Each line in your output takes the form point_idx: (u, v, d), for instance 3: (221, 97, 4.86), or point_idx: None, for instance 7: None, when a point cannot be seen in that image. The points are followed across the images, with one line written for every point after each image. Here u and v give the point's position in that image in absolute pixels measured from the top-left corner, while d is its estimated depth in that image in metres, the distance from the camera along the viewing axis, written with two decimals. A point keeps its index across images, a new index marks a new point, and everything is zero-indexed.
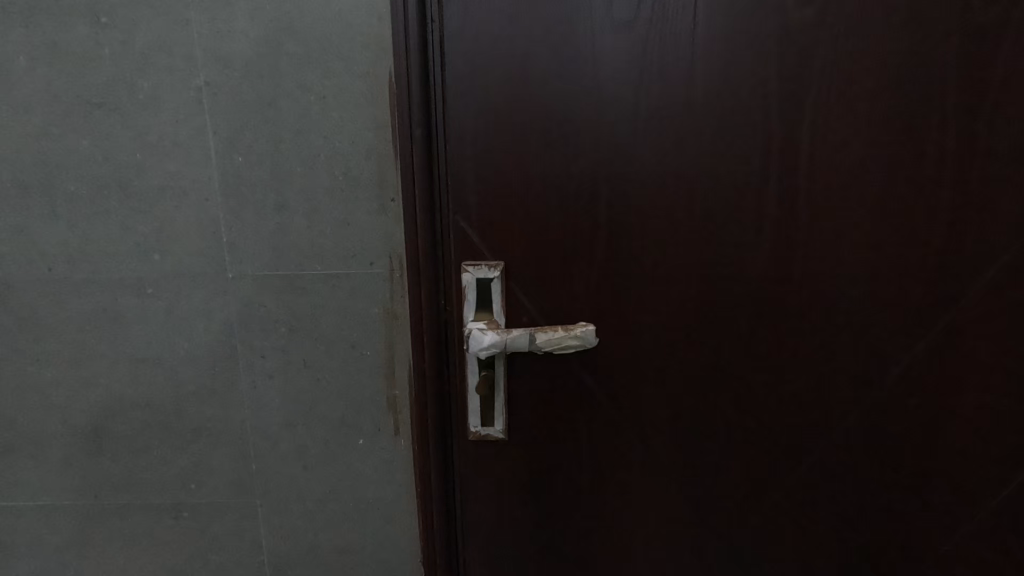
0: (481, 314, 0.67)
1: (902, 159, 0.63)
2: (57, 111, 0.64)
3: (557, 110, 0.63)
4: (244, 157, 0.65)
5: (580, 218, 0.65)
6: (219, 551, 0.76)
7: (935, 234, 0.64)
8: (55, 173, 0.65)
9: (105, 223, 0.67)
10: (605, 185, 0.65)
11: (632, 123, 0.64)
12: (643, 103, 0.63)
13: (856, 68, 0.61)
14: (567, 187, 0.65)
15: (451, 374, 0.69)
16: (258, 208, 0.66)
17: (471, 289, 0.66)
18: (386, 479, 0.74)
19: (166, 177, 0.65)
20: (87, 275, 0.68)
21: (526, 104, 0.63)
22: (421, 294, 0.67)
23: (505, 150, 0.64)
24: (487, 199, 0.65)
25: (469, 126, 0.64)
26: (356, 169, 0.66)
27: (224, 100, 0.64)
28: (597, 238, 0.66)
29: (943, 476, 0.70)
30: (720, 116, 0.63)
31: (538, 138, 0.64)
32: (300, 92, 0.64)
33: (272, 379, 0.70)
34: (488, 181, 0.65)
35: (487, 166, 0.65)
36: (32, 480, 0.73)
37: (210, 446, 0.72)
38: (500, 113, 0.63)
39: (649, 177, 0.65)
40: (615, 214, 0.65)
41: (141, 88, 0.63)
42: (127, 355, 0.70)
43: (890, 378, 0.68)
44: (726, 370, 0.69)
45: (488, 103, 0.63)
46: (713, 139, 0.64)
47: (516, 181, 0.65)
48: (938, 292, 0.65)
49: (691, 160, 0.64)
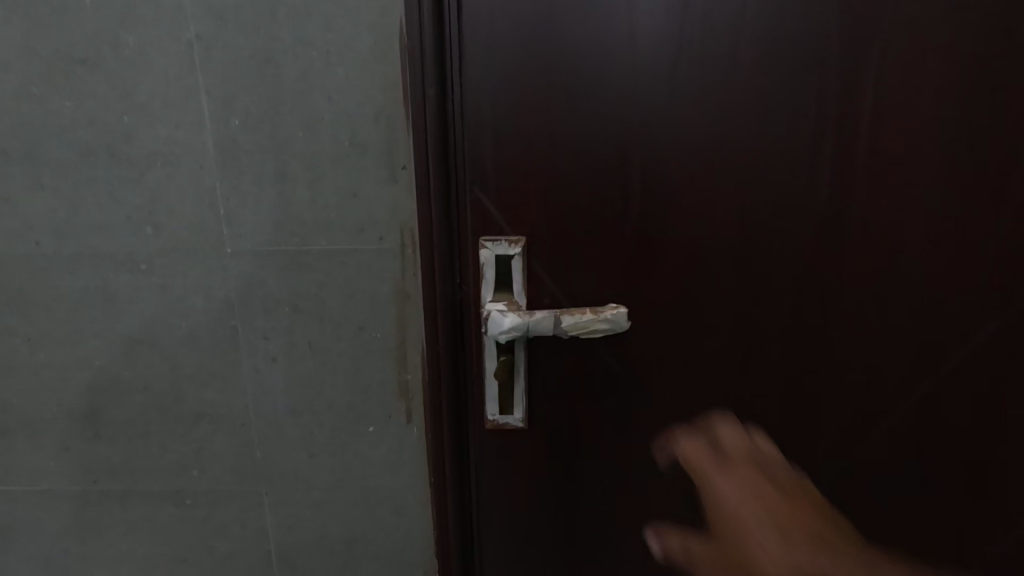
0: (501, 294, 0.62)
1: (979, 122, 0.55)
2: (38, 69, 0.58)
3: (585, 67, 0.56)
4: (241, 120, 0.59)
5: (609, 189, 0.59)
6: (224, 540, 0.72)
7: (1011, 207, 0.56)
8: (38, 138, 0.60)
9: (94, 193, 0.61)
10: (640, 153, 0.58)
11: (670, 81, 0.57)
12: (684, 56, 0.56)
13: (935, 15, 0.53)
14: (596, 154, 0.58)
15: (466, 361, 0.64)
16: (257, 177, 0.61)
17: (489, 266, 0.61)
18: (398, 468, 0.69)
19: (157, 142, 0.60)
20: (76, 250, 0.63)
21: (551, 60, 0.56)
22: (435, 274, 0.61)
23: (528, 113, 0.58)
24: (507, 172, 0.59)
25: (487, 85, 0.57)
26: (363, 134, 0.59)
27: (218, 56, 0.58)
28: (628, 212, 0.60)
29: (1003, 477, 0.63)
30: (773, 71, 0.56)
31: (564, 99, 0.57)
32: (301, 45, 0.57)
33: (276, 363, 0.66)
34: (507, 147, 0.59)
35: (507, 130, 0.58)
36: (28, 465, 0.70)
37: (212, 432, 0.68)
38: (520, 70, 0.57)
39: (689, 143, 0.58)
40: (649, 187, 0.59)
41: (127, 43, 0.58)
42: (122, 336, 0.65)
43: (949, 368, 0.61)
44: (766, 358, 0.63)
45: (507, 59, 0.56)
46: (763, 98, 0.56)
47: (539, 148, 0.58)
48: (1010, 274, 0.58)
49: (737, 123, 0.57)
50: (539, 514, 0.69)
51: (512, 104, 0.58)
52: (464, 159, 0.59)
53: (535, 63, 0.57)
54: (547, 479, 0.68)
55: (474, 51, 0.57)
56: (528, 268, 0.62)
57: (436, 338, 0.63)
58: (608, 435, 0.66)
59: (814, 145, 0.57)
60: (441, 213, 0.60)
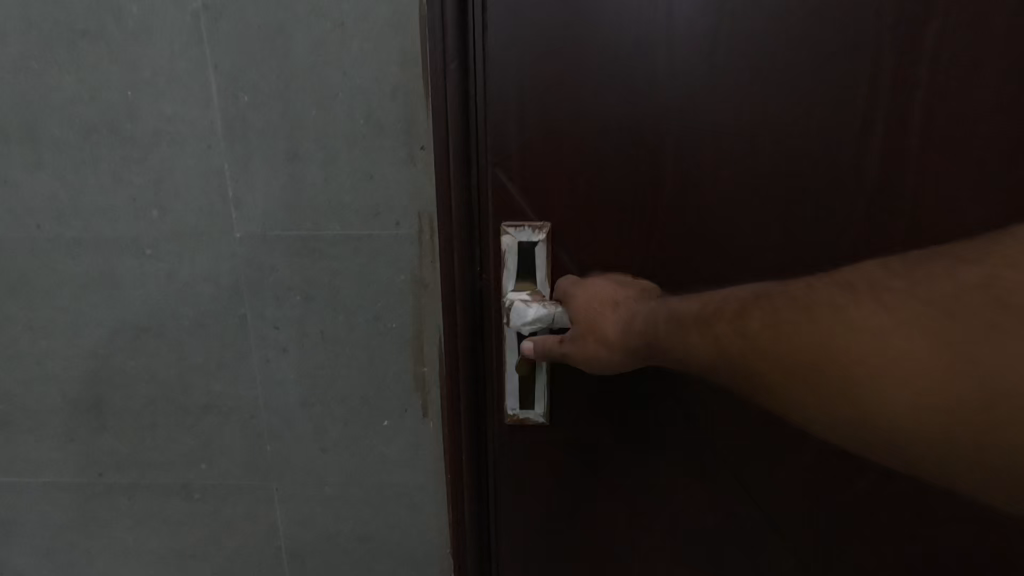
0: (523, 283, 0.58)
1: None
2: (37, 42, 0.55)
3: (618, 39, 0.52)
4: (251, 97, 0.56)
5: (640, 172, 0.55)
6: (233, 535, 0.70)
7: None
8: (37, 115, 0.57)
9: (96, 174, 0.58)
10: (675, 135, 0.54)
11: (710, 54, 0.52)
12: (727, 27, 0.51)
13: None
14: (627, 134, 0.54)
15: (485, 353, 0.61)
16: (267, 157, 0.57)
17: (511, 254, 0.57)
18: (413, 463, 0.67)
19: (162, 120, 0.57)
20: (79, 233, 0.60)
21: (582, 31, 0.52)
22: (454, 263, 0.58)
23: (555, 91, 0.54)
24: (531, 156, 0.56)
25: (511, 59, 0.53)
26: (380, 112, 0.56)
27: (226, 28, 0.54)
28: (661, 201, 0.55)
29: None
30: (826, 42, 0.50)
31: (595, 73, 0.53)
32: (313, 16, 0.54)
33: (287, 353, 0.63)
34: (533, 126, 0.55)
35: (532, 108, 0.54)
36: (31, 456, 0.68)
37: (220, 424, 0.66)
38: (548, 42, 0.53)
39: (729, 122, 0.53)
40: (685, 173, 0.55)
41: (130, 14, 0.54)
42: (127, 324, 0.63)
43: None
44: None
45: (534, 31, 0.53)
46: (811, 73, 0.52)
47: (566, 127, 0.55)
48: None
49: (785, 102, 0.52)
50: (559, 514, 0.66)
51: (538, 82, 0.54)
52: (487, 142, 0.56)
53: (562, 37, 0.53)
54: (568, 477, 0.65)
55: (497, 23, 0.53)
56: (553, 260, 0.58)
57: (455, 329, 0.60)
58: (635, 433, 0.63)
59: (875, 129, 0.50)
60: (462, 200, 0.57)
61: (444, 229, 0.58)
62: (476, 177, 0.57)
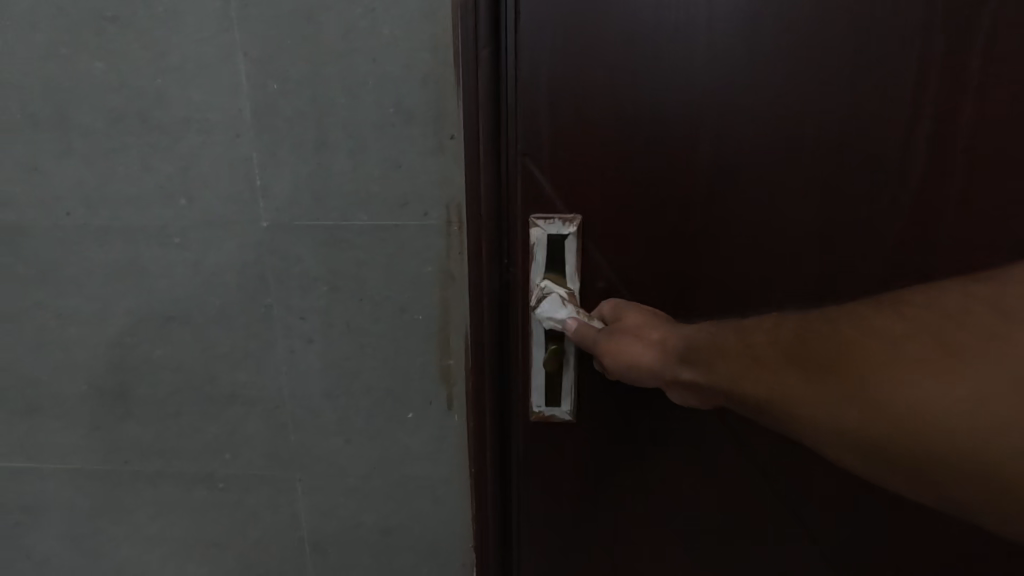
0: (551, 275, 0.58)
1: None
2: (68, 28, 0.55)
3: (655, 28, 0.51)
4: (280, 84, 0.55)
5: (675, 164, 0.54)
6: (256, 525, 0.70)
7: None
8: (67, 102, 0.57)
9: (125, 162, 0.58)
10: (712, 129, 0.53)
11: (749, 43, 0.51)
12: (765, 15, 0.51)
13: None
14: (662, 124, 0.53)
15: (513, 346, 0.61)
16: (296, 146, 0.57)
17: (540, 247, 0.57)
18: (436, 457, 0.66)
19: (191, 108, 0.56)
20: (107, 221, 0.60)
21: (618, 19, 0.51)
22: (484, 256, 0.58)
23: (590, 81, 0.53)
24: (565, 150, 0.55)
25: (546, 48, 0.53)
26: (411, 100, 0.55)
27: (257, 14, 0.54)
28: (697, 197, 0.55)
29: None
30: (864, 35, 0.50)
31: (631, 61, 0.52)
32: (345, 2, 0.53)
33: (313, 344, 0.63)
34: (566, 116, 0.54)
35: (566, 97, 0.53)
36: (59, 443, 0.68)
37: (244, 414, 0.66)
38: (583, 31, 0.52)
39: (767, 113, 0.52)
40: (722, 169, 0.54)
41: (160, 0, 0.54)
42: (154, 312, 0.63)
43: None
44: None
45: (569, 19, 0.52)
46: (852, 62, 0.51)
47: (601, 117, 0.54)
48: None
49: (822, 96, 0.52)
50: (581, 511, 0.65)
51: (573, 75, 0.53)
52: (519, 134, 0.55)
53: (599, 27, 0.52)
54: (591, 475, 0.64)
55: (532, 11, 0.52)
56: (583, 258, 0.58)
57: (482, 322, 0.60)
58: (660, 431, 0.62)
59: (907, 126, 0.52)
60: (493, 195, 0.56)
61: (475, 221, 0.57)
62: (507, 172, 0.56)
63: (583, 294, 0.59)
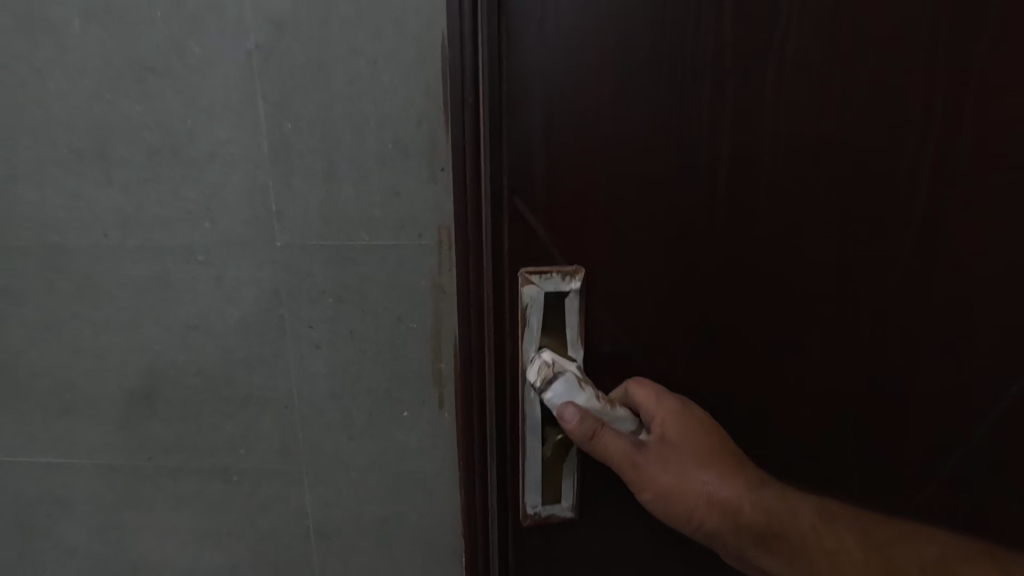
0: (548, 343, 0.66)
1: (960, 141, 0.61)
2: (112, 76, 0.63)
3: (624, 97, 0.60)
4: (294, 124, 0.64)
5: (648, 215, 0.64)
6: (266, 515, 0.77)
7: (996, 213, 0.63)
8: (109, 138, 0.65)
9: (157, 191, 0.67)
10: (701, 166, 0.62)
11: (700, 112, 0.61)
12: (715, 87, 0.60)
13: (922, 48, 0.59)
14: (635, 182, 0.63)
15: (510, 367, 0.68)
16: (306, 176, 0.65)
17: (536, 309, 0.65)
18: (431, 451, 0.73)
19: (216, 143, 0.65)
20: (139, 242, 0.68)
21: (593, 87, 0.60)
22: (492, 288, 0.65)
23: (581, 135, 0.61)
24: (571, 190, 0.63)
25: (533, 110, 0.60)
26: (408, 137, 0.64)
27: (275, 64, 0.62)
28: (691, 226, 0.64)
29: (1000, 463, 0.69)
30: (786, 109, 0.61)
31: (605, 126, 0.61)
32: (351, 55, 0.62)
33: (320, 350, 0.70)
34: (554, 172, 0.62)
35: (554, 154, 0.61)
36: (90, 441, 0.76)
37: (258, 414, 0.73)
38: (562, 96, 0.60)
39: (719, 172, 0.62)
40: (710, 202, 0.63)
41: (192, 52, 0.62)
42: (179, 322, 0.71)
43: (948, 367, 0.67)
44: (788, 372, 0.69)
45: (550, 85, 0.60)
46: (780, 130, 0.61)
47: (583, 175, 0.62)
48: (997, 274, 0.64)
49: (786, 136, 0.62)
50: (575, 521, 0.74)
51: (573, 124, 0.61)
52: (529, 175, 0.62)
53: (576, 95, 0.60)
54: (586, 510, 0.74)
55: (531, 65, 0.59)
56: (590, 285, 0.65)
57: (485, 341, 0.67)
58: None
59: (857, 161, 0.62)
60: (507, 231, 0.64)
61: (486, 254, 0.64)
62: (520, 209, 0.63)
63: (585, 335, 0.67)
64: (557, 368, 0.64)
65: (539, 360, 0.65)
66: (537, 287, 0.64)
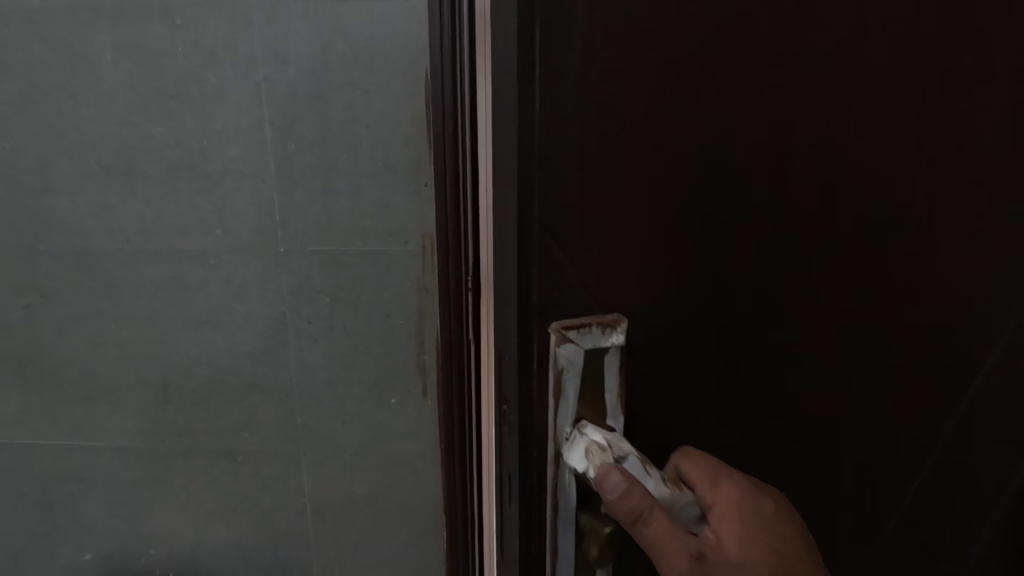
0: (590, 414, 0.36)
1: None
2: (138, 102, 0.73)
3: None
4: (297, 144, 0.73)
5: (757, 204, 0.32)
6: (268, 493, 0.86)
7: None
8: (134, 156, 0.74)
9: (175, 202, 0.76)
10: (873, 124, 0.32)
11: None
12: None
13: None
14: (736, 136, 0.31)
15: (538, 488, 0.38)
16: (307, 190, 0.74)
17: (573, 376, 0.35)
18: (415, 435, 0.82)
19: (228, 161, 0.74)
20: (158, 246, 0.77)
21: None
22: (510, 357, 0.36)
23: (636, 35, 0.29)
24: (671, 148, 0.31)
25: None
26: (396, 157, 0.73)
27: (281, 93, 0.72)
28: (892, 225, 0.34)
29: None
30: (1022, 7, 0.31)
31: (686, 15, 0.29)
32: (346, 86, 0.71)
33: (317, 343, 0.79)
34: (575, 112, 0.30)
35: (575, 75, 0.30)
36: (109, 425, 0.84)
37: (262, 401, 0.82)
38: None
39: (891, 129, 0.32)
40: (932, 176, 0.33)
41: (208, 82, 0.72)
42: (192, 318, 0.80)
43: None
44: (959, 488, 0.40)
45: None
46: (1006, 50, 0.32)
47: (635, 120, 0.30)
48: None
49: None
50: None
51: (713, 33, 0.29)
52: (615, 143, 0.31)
53: None
54: None
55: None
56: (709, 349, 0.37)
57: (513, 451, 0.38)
58: None
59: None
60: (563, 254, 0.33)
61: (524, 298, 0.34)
62: (592, 220, 0.32)
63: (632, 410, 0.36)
64: (617, 456, 0.35)
65: (583, 439, 0.35)
66: (576, 342, 0.34)
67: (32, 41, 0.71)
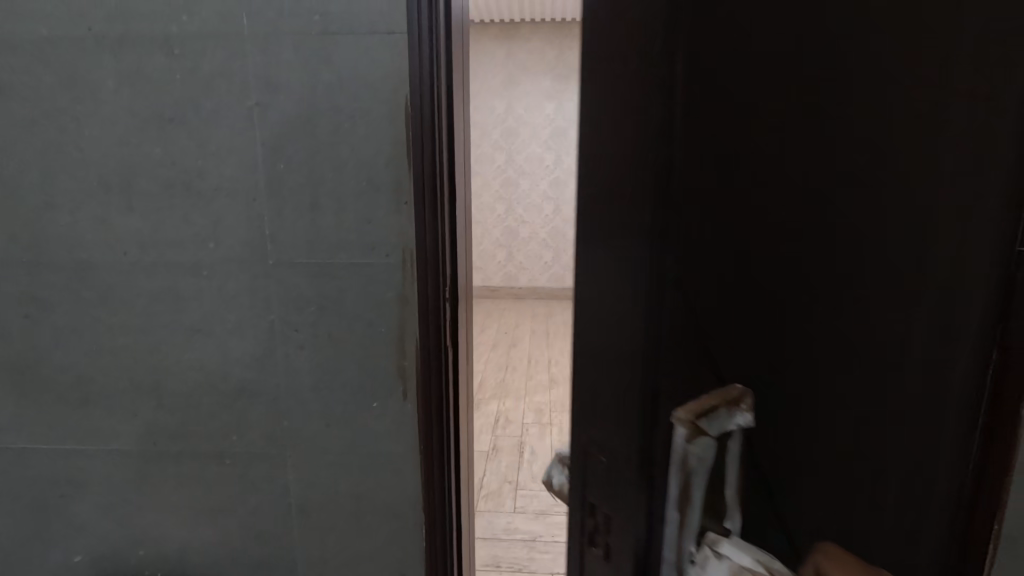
0: (711, 521, 0.30)
1: None
2: (137, 124, 0.78)
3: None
4: (286, 164, 0.79)
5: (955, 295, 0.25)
6: (254, 494, 0.90)
7: None
8: (133, 174, 0.80)
9: (171, 217, 0.81)
10: None
11: None
12: None
13: None
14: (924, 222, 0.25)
15: None
16: (295, 206, 0.80)
17: (702, 478, 0.28)
18: (396, 436, 0.87)
19: (221, 179, 0.80)
20: (154, 258, 0.82)
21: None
22: (600, 458, 0.31)
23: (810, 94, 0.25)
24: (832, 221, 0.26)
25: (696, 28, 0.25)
26: (378, 176, 0.79)
27: (272, 117, 0.77)
28: None
29: None
30: None
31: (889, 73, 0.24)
32: (333, 111, 0.77)
33: (304, 349, 0.85)
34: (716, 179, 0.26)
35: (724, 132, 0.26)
36: (102, 428, 0.88)
37: (250, 404, 0.87)
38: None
39: None
40: None
41: (204, 107, 0.78)
42: (184, 326, 0.84)
43: None
44: None
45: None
46: None
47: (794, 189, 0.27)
48: None
49: None
50: None
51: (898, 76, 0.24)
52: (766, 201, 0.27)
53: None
54: None
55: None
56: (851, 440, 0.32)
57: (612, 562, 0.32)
58: None
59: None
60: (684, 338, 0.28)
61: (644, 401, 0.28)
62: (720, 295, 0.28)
63: (748, 504, 0.31)
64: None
65: (724, 563, 0.28)
66: (706, 434, 0.28)
67: (39, 68, 0.77)
